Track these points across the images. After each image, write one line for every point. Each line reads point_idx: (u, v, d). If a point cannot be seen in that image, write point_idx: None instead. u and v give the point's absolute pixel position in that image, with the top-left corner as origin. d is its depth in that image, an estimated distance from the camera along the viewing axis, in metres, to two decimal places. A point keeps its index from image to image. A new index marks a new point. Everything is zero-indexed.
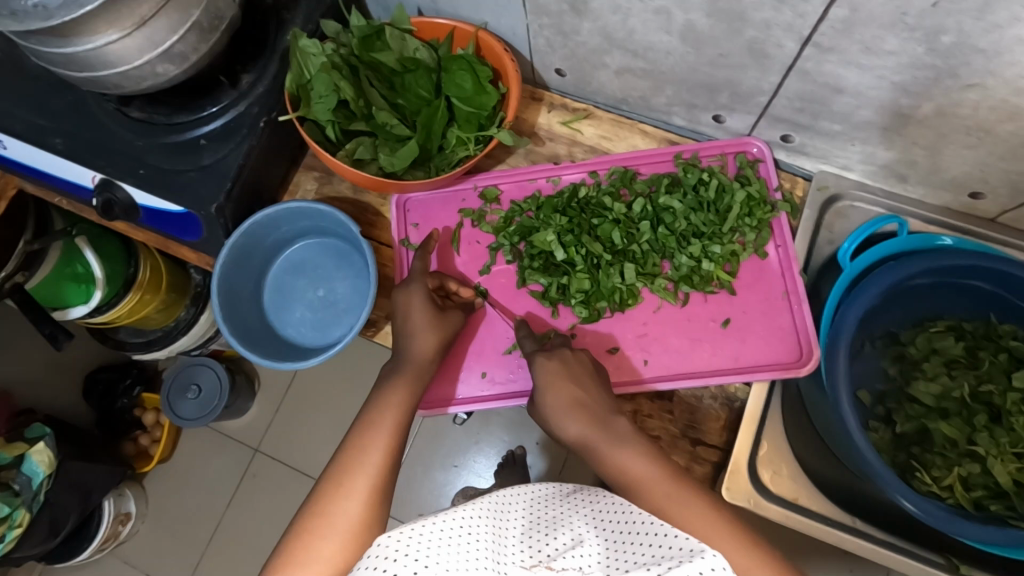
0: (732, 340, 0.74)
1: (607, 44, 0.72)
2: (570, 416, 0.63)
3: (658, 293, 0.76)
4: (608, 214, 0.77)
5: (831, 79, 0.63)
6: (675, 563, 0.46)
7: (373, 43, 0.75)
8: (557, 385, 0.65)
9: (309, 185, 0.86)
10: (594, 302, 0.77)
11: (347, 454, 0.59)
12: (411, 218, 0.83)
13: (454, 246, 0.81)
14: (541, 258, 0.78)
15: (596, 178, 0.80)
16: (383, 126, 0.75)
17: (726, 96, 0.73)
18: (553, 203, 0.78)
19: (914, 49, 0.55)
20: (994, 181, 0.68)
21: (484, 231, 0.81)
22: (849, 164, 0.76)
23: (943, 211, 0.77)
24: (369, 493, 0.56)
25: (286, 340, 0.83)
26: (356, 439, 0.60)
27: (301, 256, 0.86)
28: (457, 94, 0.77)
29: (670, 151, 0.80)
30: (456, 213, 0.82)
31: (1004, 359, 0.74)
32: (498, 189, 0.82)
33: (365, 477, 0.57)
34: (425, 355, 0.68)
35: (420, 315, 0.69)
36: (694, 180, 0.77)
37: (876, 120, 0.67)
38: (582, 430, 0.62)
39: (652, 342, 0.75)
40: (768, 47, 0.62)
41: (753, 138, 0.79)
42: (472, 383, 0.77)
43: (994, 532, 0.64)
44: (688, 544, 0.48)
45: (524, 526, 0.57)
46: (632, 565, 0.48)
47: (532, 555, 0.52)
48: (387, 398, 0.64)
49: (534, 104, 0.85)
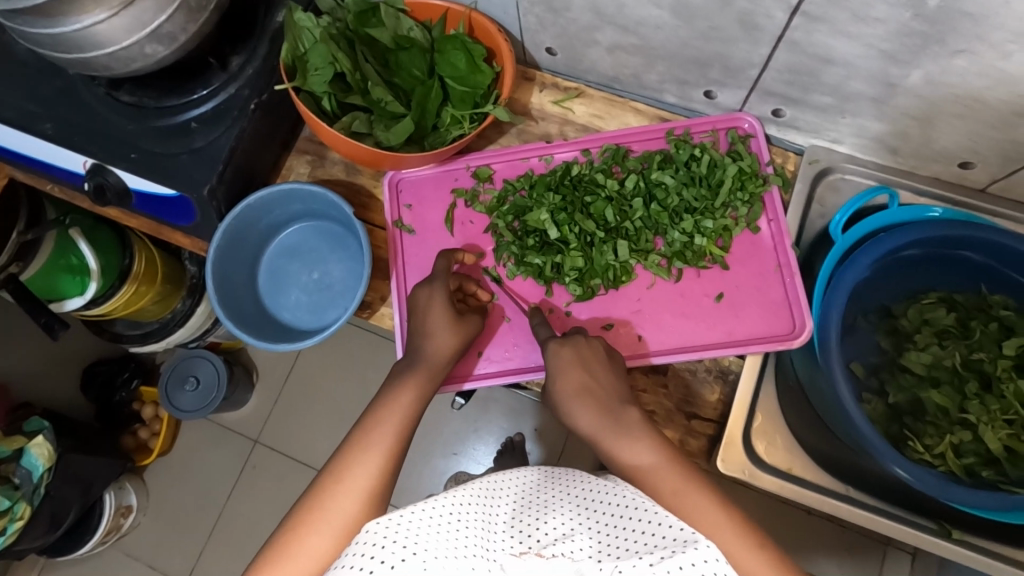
0: (727, 315, 0.75)
1: (597, 20, 0.72)
2: (580, 404, 0.61)
3: (652, 270, 0.76)
4: (603, 191, 0.78)
5: (821, 50, 0.63)
6: (668, 553, 0.47)
7: (368, 19, 0.74)
8: (567, 373, 0.63)
9: (302, 169, 0.86)
10: (588, 279, 0.77)
11: (352, 442, 0.58)
12: (405, 200, 0.83)
13: (448, 227, 0.81)
14: (535, 236, 0.78)
15: (589, 156, 0.81)
16: (379, 102, 0.74)
17: (717, 70, 0.73)
18: (546, 181, 0.79)
19: (902, 16, 0.55)
20: (983, 150, 0.68)
21: (478, 212, 0.81)
22: (839, 138, 0.76)
23: (935, 182, 0.77)
24: (367, 492, 0.55)
25: (282, 324, 0.83)
26: (364, 426, 0.60)
27: (297, 240, 0.86)
28: (451, 74, 0.77)
29: (662, 128, 0.80)
30: (449, 193, 0.82)
31: (995, 329, 0.74)
32: (491, 168, 0.82)
33: (366, 476, 0.56)
34: (440, 358, 0.67)
35: (439, 316, 0.68)
36: (686, 156, 0.77)
37: (865, 91, 0.66)
38: (589, 417, 0.60)
39: (646, 319, 0.76)
40: (757, 19, 0.62)
41: (744, 113, 0.79)
42: (471, 363, 0.77)
43: (986, 497, 0.64)
44: (681, 535, 0.49)
45: (514, 510, 0.57)
46: (624, 552, 0.49)
47: (522, 541, 0.53)
48: (396, 396, 0.62)
49: (526, 84, 0.85)
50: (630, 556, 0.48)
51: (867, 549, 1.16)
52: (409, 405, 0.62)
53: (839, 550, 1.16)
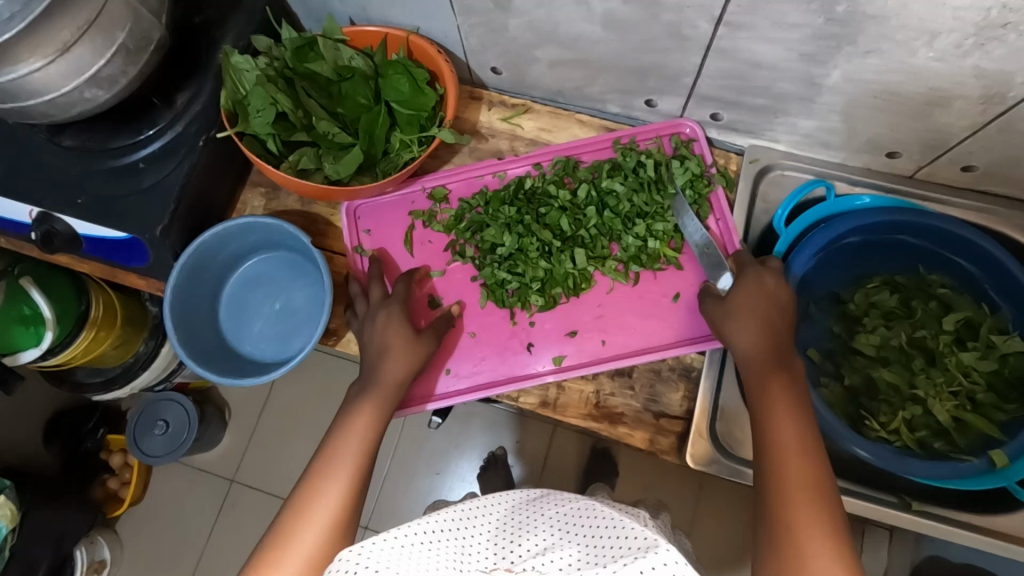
0: (684, 313, 0.77)
1: (535, 38, 0.75)
2: (755, 333, 0.64)
3: (610, 274, 0.78)
4: (555, 202, 0.80)
5: (747, 55, 0.66)
6: (630, 560, 0.49)
7: (306, 54, 0.76)
8: (751, 306, 0.66)
9: (256, 202, 0.86)
10: (549, 289, 0.78)
11: (314, 471, 0.61)
12: (363, 225, 0.84)
13: (408, 248, 0.82)
14: (493, 251, 0.80)
15: (540, 170, 0.83)
16: (325, 136, 0.76)
17: (655, 79, 0.76)
18: (500, 197, 0.81)
19: (816, 21, 0.58)
20: (905, 140, 0.72)
21: (435, 231, 0.82)
22: (775, 136, 0.80)
23: (866, 172, 0.81)
24: (331, 520, 0.58)
25: (246, 357, 0.82)
26: (325, 453, 0.63)
27: (257, 271, 0.85)
28: (396, 99, 0.79)
29: (608, 138, 0.83)
30: (406, 216, 0.83)
31: (935, 307, 0.78)
32: (446, 188, 0.84)
33: (330, 501, 0.59)
34: (398, 380, 0.68)
35: (396, 336, 0.70)
36: (633, 163, 0.80)
37: (792, 91, 0.70)
38: (760, 343, 0.63)
39: (608, 323, 0.78)
40: (684, 30, 0.65)
41: (685, 119, 0.82)
42: (440, 381, 0.77)
43: (943, 469, 0.67)
44: (643, 543, 0.51)
45: (490, 532, 0.58)
46: (593, 564, 0.50)
47: (496, 560, 0.55)
48: (354, 420, 0.65)
49: (474, 103, 0.87)
50: (597, 567, 0.50)
51: (848, 531, 1.20)
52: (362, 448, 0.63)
53: None
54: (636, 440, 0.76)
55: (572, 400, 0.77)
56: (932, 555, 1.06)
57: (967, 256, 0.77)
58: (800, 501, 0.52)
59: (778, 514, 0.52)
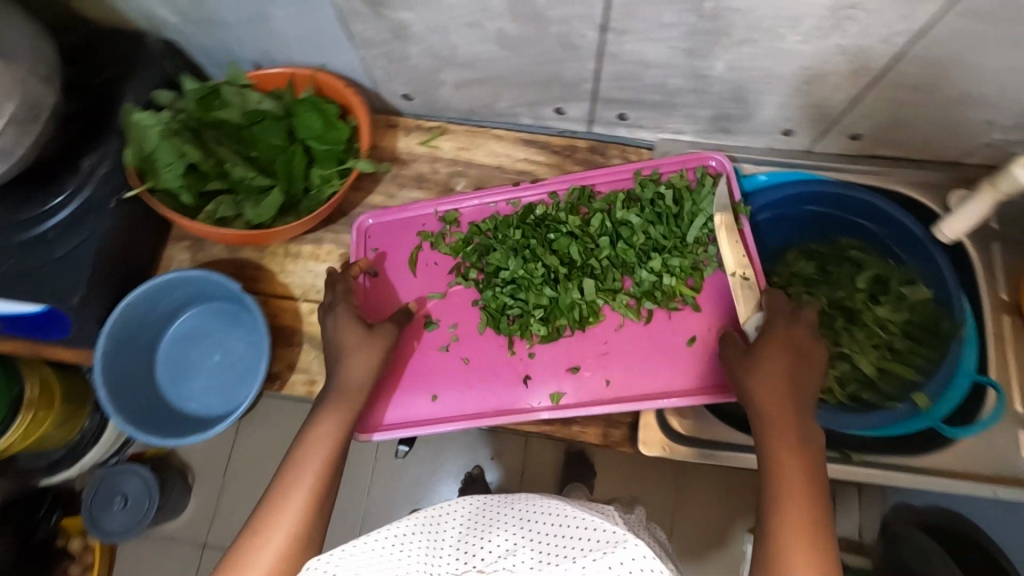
0: (699, 356, 0.75)
1: (437, 62, 0.77)
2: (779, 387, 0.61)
3: (620, 309, 0.77)
4: (564, 226, 0.80)
5: (636, 57, 0.70)
6: (600, 554, 0.51)
7: (211, 103, 0.76)
8: (775, 360, 0.62)
9: (182, 256, 0.85)
10: (553, 319, 0.78)
11: (280, 482, 0.61)
12: (372, 243, 0.84)
13: (412, 267, 0.82)
14: (497, 274, 0.80)
15: (555, 198, 0.82)
16: (241, 181, 0.76)
17: (558, 88, 0.79)
18: (508, 221, 0.81)
19: (688, 19, 0.62)
20: (794, 118, 0.77)
21: (443, 253, 0.83)
22: (680, 129, 0.84)
23: (768, 151, 0.86)
24: (292, 533, 0.57)
25: (191, 415, 0.79)
26: (291, 464, 0.62)
27: (193, 325, 0.83)
28: (310, 136, 0.79)
29: (630, 169, 0.83)
30: (414, 237, 0.84)
31: (849, 268, 0.82)
32: (457, 212, 0.84)
33: (293, 514, 0.59)
34: (358, 381, 0.69)
35: (352, 335, 0.71)
36: (650, 195, 0.80)
37: (684, 85, 0.74)
38: (773, 386, 0.61)
39: (612, 360, 0.76)
40: (573, 39, 0.68)
41: (713, 151, 0.81)
42: (422, 405, 0.77)
43: (877, 418, 0.71)
44: (612, 536, 0.53)
45: (459, 530, 0.58)
46: (560, 557, 0.52)
47: (465, 561, 0.54)
48: (321, 428, 0.65)
49: (390, 131, 0.89)
50: (566, 561, 0.51)
51: None
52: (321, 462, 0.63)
53: None
54: (590, 436, 0.77)
55: None
56: (896, 502, 1.11)
57: (873, 220, 0.82)
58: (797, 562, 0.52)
59: (768, 554, 0.54)
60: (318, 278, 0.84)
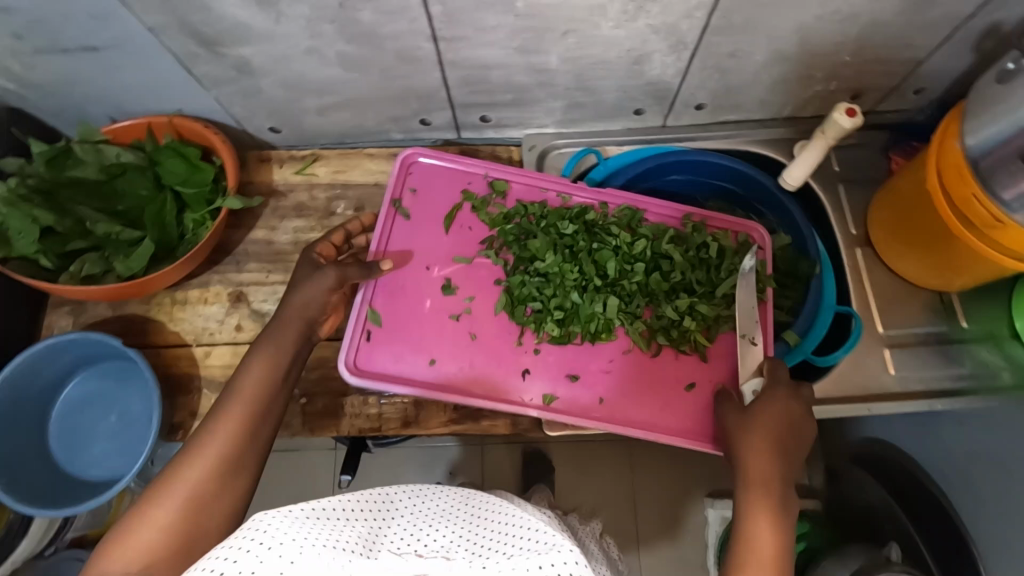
0: (693, 405, 0.74)
1: (292, 92, 0.78)
2: (768, 450, 0.62)
3: (633, 335, 0.75)
4: (612, 240, 0.78)
5: (476, 61, 0.73)
6: (532, 554, 0.49)
7: (63, 162, 0.75)
8: (770, 424, 0.64)
9: (63, 321, 0.82)
10: (569, 324, 0.76)
11: (201, 430, 0.59)
12: (411, 182, 0.81)
13: (446, 224, 0.79)
14: (531, 262, 0.78)
15: (604, 208, 0.81)
16: (109, 237, 0.75)
17: (415, 101, 0.81)
18: (559, 215, 0.79)
19: (508, 20, 0.66)
20: (641, 97, 0.83)
21: (479, 219, 0.80)
22: (542, 122, 0.88)
23: (628, 132, 0.90)
24: (201, 485, 0.56)
25: (96, 481, 0.78)
26: (218, 410, 0.61)
27: (84, 390, 0.81)
28: (177, 182, 0.79)
29: (681, 209, 0.82)
30: (458, 193, 0.81)
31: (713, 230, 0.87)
32: (507, 184, 0.82)
33: (205, 464, 0.57)
34: (299, 321, 0.67)
35: (303, 274, 0.70)
36: (696, 239, 0.79)
37: (530, 81, 0.78)
38: (766, 471, 0.61)
39: (611, 382, 0.74)
40: (412, 52, 0.71)
41: (757, 225, 0.82)
42: (416, 365, 0.73)
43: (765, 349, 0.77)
44: (548, 540, 0.50)
45: (408, 516, 0.55)
46: (490, 553, 0.50)
47: (408, 544, 0.52)
48: (247, 377, 0.62)
49: (264, 165, 0.89)
50: (497, 557, 0.49)
51: None
52: (220, 454, 0.58)
53: None
54: (500, 427, 0.79)
55: (432, 410, 0.79)
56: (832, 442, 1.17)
57: (729, 179, 0.88)
58: None
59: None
60: (209, 321, 0.82)
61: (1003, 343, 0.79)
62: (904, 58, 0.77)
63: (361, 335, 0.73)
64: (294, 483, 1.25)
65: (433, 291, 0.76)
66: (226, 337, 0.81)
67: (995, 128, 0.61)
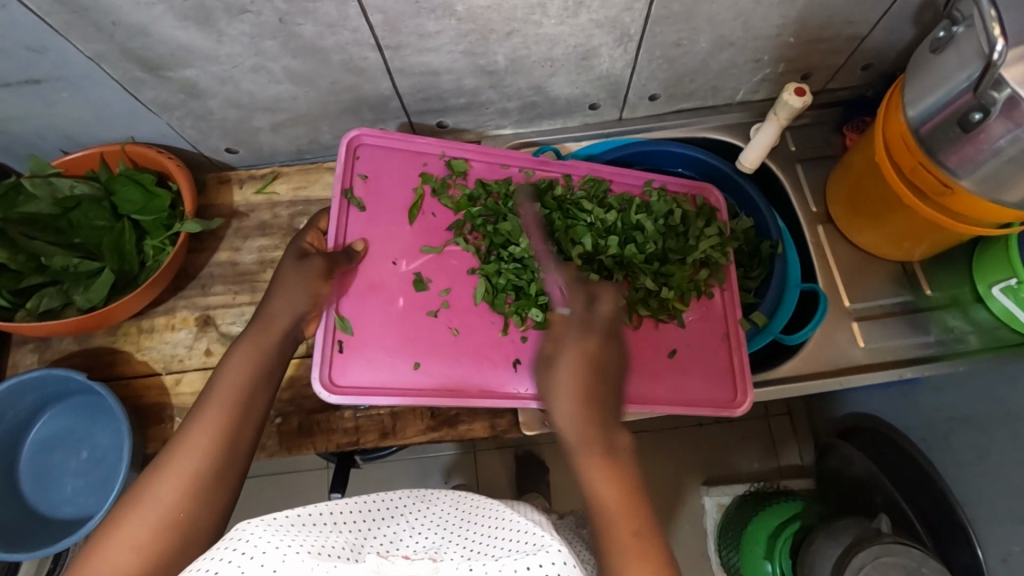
0: (679, 371, 0.76)
1: (243, 111, 0.78)
2: (566, 404, 0.57)
3: (616, 310, 0.76)
4: (585, 216, 0.79)
5: (424, 67, 0.73)
6: (521, 554, 0.47)
7: (15, 198, 0.74)
8: (565, 382, 0.58)
9: (28, 359, 0.81)
10: (552, 306, 0.76)
11: (184, 427, 0.58)
12: (360, 168, 0.79)
13: (410, 214, 0.77)
14: (504, 246, 0.77)
15: (568, 182, 0.82)
16: (66, 270, 0.74)
17: (369, 111, 0.81)
18: (525, 194, 0.79)
19: (450, 23, 0.66)
20: (594, 92, 0.83)
21: (443, 205, 0.79)
22: (500, 124, 0.88)
23: (587, 127, 0.91)
24: (187, 484, 0.55)
25: (70, 520, 0.76)
26: (200, 406, 0.60)
27: (52, 429, 0.79)
28: (134, 209, 0.79)
29: (643, 176, 0.84)
30: (417, 176, 0.80)
31: None
32: (467, 163, 0.82)
33: (190, 463, 0.56)
34: (285, 318, 0.67)
35: (289, 267, 0.70)
36: (663, 207, 0.80)
37: (481, 83, 0.78)
38: (581, 424, 0.56)
39: None
40: (358, 63, 0.71)
41: (711, 187, 0.85)
42: (400, 369, 0.71)
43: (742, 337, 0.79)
44: (536, 540, 0.49)
45: (393, 525, 0.55)
46: (483, 556, 0.48)
47: (394, 549, 0.51)
48: (229, 373, 0.62)
49: (224, 187, 0.88)
50: (490, 559, 0.47)
51: (757, 430, 1.29)
52: (203, 452, 0.57)
53: (737, 440, 1.29)
54: (478, 431, 0.78)
55: (409, 419, 0.78)
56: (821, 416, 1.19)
57: (688, 167, 0.89)
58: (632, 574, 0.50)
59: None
60: (178, 347, 0.81)
61: (967, 308, 0.81)
62: (847, 35, 0.78)
63: (333, 346, 0.71)
64: (291, 505, 1.23)
65: (404, 287, 0.75)
66: (196, 362, 0.81)
67: (932, 99, 0.62)
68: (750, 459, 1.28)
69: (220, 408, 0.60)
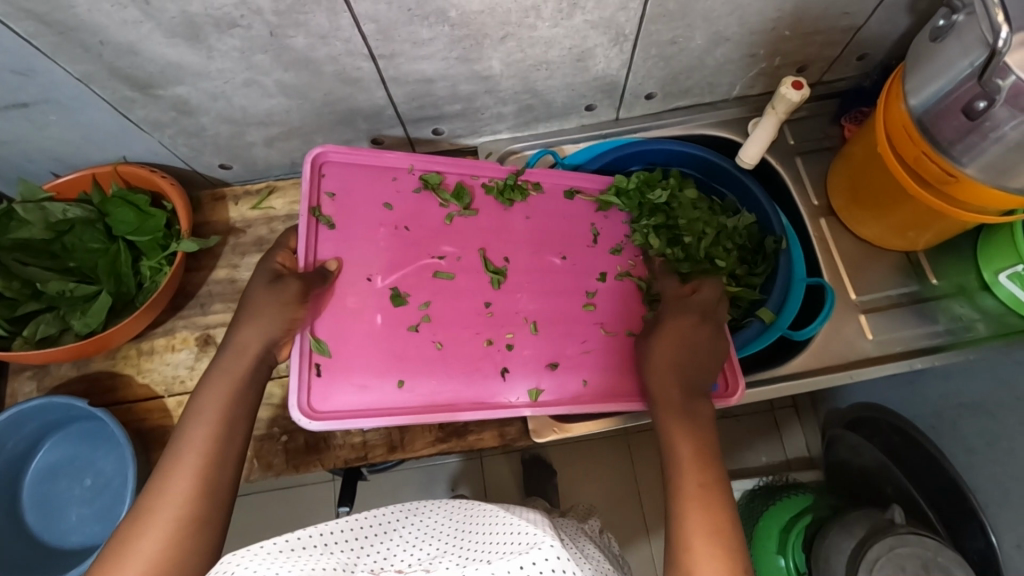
0: None
1: (235, 126, 0.77)
2: (663, 365, 0.66)
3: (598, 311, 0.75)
4: None
5: (418, 75, 0.72)
6: (513, 555, 0.46)
7: (7, 224, 0.72)
8: (666, 342, 0.67)
9: (27, 387, 0.80)
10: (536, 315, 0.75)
11: (162, 467, 0.57)
12: (327, 186, 0.77)
13: (382, 230, 0.76)
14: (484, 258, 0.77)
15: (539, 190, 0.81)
16: (62, 294, 0.73)
17: (363, 121, 0.80)
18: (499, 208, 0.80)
19: (444, 30, 0.65)
20: (590, 93, 0.82)
21: (418, 219, 0.77)
22: (496, 129, 0.87)
23: (583, 129, 0.90)
24: (174, 528, 0.53)
25: (75, 549, 0.75)
26: (176, 443, 0.58)
27: (53, 457, 0.78)
28: (129, 230, 0.77)
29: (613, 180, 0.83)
30: (386, 190, 0.78)
31: None
32: (439, 174, 0.80)
33: (175, 505, 0.54)
34: (256, 344, 0.64)
35: (257, 290, 0.67)
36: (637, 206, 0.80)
37: (476, 89, 0.77)
38: (665, 389, 0.65)
39: (590, 359, 0.74)
40: (351, 74, 0.70)
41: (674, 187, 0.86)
42: (385, 388, 0.69)
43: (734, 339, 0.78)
44: (528, 538, 0.48)
45: (392, 539, 0.54)
46: (474, 560, 0.48)
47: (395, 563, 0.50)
48: (203, 406, 0.60)
49: (219, 203, 0.87)
50: (481, 562, 0.47)
51: (765, 425, 1.29)
52: (187, 491, 0.55)
53: (745, 434, 1.28)
54: (488, 440, 0.77)
55: (418, 431, 0.78)
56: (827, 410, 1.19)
57: (687, 165, 0.88)
58: (694, 525, 0.55)
59: (678, 537, 0.56)
60: (179, 368, 0.80)
61: (974, 296, 0.80)
62: (842, 26, 0.78)
63: (310, 371, 0.68)
64: (299, 520, 1.22)
65: (382, 303, 0.72)
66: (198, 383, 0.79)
67: (933, 88, 0.62)
68: (759, 453, 1.27)
69: (199, 443, 0.58)
